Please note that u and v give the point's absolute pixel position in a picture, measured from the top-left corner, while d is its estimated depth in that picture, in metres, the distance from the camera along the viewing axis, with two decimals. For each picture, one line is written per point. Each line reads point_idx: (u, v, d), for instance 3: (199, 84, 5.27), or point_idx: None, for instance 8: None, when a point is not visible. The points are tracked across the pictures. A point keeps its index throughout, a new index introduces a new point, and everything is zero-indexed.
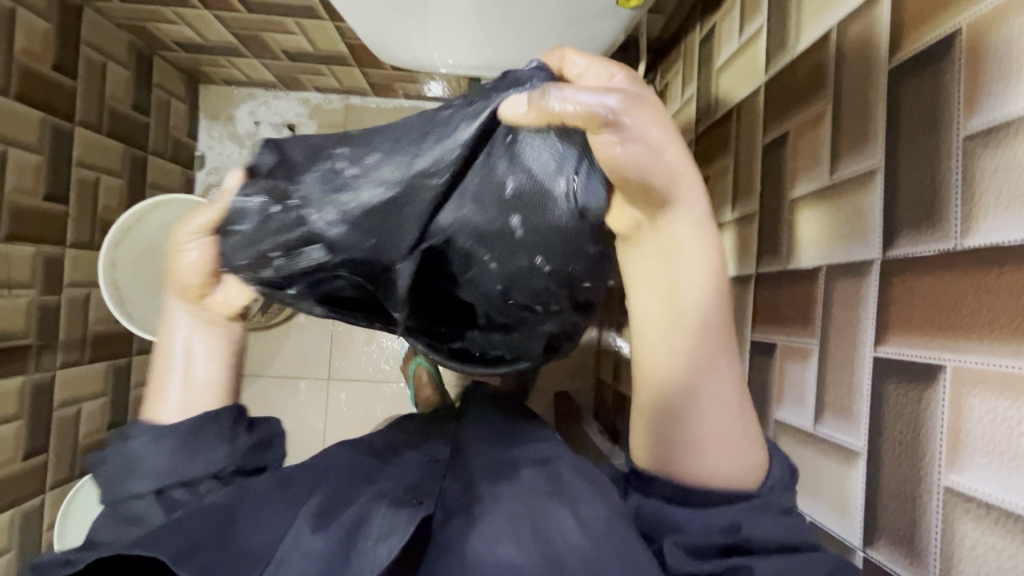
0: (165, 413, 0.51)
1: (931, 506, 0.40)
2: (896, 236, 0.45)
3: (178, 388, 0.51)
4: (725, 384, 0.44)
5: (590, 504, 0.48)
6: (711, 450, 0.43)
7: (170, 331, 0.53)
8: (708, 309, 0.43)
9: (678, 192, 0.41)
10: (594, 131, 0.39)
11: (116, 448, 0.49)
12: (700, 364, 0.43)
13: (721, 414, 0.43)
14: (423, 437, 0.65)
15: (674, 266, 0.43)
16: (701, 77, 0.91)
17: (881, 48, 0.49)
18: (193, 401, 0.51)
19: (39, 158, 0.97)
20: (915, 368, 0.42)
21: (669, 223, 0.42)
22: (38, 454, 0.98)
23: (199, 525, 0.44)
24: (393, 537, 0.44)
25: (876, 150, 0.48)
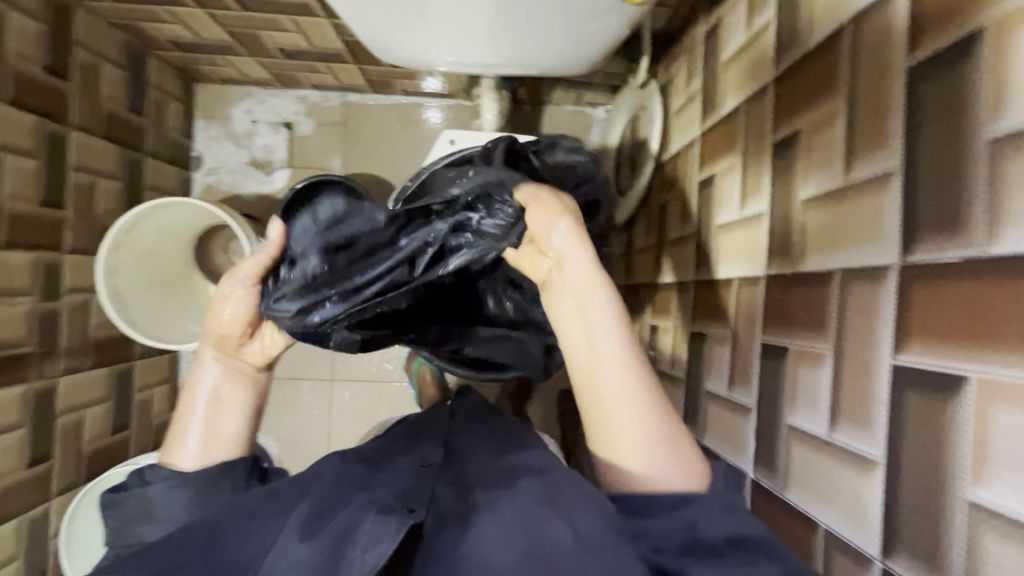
0: (183, 457, 0.61)
1: (955, 520, 0.39)
2: (916, 240, 0.44)
3: (199, 431, 0.63)
4: (637, 388, 0.55)
5: (587, 513, 0.47)
6: (654, 457, 0.53)
7: (195, 384, 0.66)
8: (625, 336, 0.56)
9: (580, 253, 0.59)
10: (536, 210, 0.62)
11: (135, 493, 0.56)
12: (619, 367, 0.55)
13: (646, 420, 0.54)
14: (412, 442, 0.65)
15: (592, 313, 0.57)
16: (706, 71, 0.89)
17: (900, 44, 0.47)
18: (215, 445, 0.63)
19: (35, 163, 0.96)
20: (936, 378, 0.41)
21: (569, 266, 0.59)
22: (42, 461, 0.98)
23: (188, 544, 0.46)
24: (381, 545, 0.43)
25: (893, 151, 0.47)
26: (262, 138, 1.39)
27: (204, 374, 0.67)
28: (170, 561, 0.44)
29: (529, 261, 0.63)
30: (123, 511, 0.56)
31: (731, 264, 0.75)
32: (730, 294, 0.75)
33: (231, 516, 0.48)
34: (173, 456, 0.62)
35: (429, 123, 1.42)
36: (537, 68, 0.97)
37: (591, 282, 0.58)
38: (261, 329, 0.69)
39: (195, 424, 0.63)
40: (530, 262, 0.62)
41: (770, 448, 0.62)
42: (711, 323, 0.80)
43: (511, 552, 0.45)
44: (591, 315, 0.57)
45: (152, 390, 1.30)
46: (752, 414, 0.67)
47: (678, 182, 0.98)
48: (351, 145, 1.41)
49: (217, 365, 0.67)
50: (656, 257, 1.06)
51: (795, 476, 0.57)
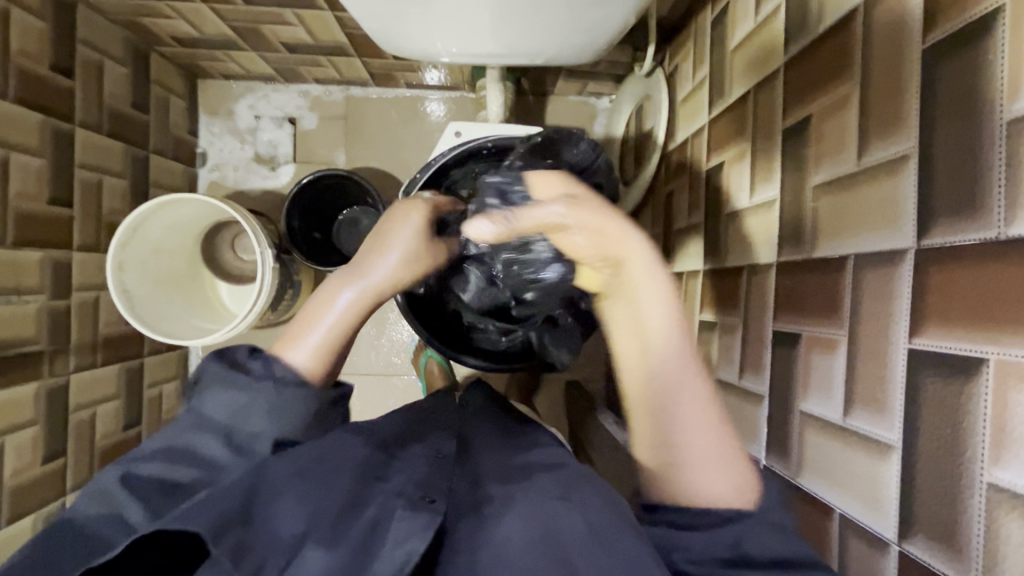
0: (296, 355, 0.60)
1: (973, 502, 0.39)
2: (933, 224, 0.43)
3: (314, 339, 0.61)
4: (698, 393, 0.53)
5: (606, 512, 0.48)
6: (703, 472, 0.51)
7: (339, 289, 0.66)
8: (683, 343, 0.54)
9: (626, 245, 0.54)
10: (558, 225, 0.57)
11: (264, 382, 0.55)
12: (677, 366, 0.54)
13: (705, 435, 0.52)
14: (428, 429, 0.65)
15: (651, 313, 0.55)
16: (713, 59, 0.88)
17: (915, 25, 0.47)
18: (327, 365, 0.61)
19: (41, 161, 0.96)
20: (953, 361, 0.41)
21: (629, 275, 0.55)
22: (56, 458, 0.99)
23: (228, 498, 0.44)
24: (412, 541, 0.45)
25: (908, 135, 0.47)
26: (266, 134, 1.39)
27: (346, 292, 0.65)
28: (219, 515, 0.43)
29: (582, 276, 0.61)
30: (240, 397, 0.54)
31: (742, 252, 0.75)
32: (741, 282, 0.74)
33: (274, 483, 0.48)
34: (292, 352, 0.60)
35: (433, 116, 1.41)
36: (543, 59, 0.97)
37: (649, 279, 0.55)
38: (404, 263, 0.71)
39: (320, 333, 0.61)
40: (584, 277, 0.61)
41: (783, 435, 0.62)
42: (722, 311, 0.80)
43: (533, 536, 0.46)
44: (648, 314, 0.55)
45: (162, 386, 1.31)
46: (764, 401, 0.67)
47: (685, 171, 0.97)
48: (355, 139, 1.40)
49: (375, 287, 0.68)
50: (664, 247, 1.06)
51: (809, 462, 0.57)
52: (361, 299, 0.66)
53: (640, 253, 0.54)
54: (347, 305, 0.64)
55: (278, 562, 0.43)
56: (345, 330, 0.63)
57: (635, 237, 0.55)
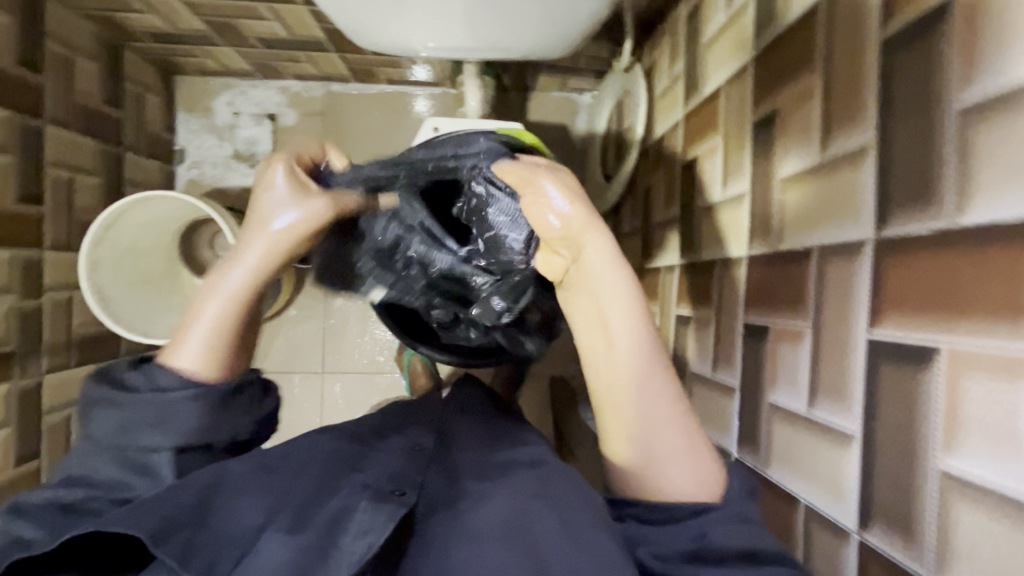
0: (184, 359, 0.56)
1: (927, 489, 0.40)
2: (890, 213, 0.44)
3: (199, 341, 0.56)
4: (663, 388, 0.54)
5: (578, 508, 0.48)
6: (673, 464, 0.52)
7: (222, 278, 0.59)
8: (652, 354, 0.55)
9: (591, 234, 0.57)
10: (535, 203, 0.58)
11: (144, 398, 0.52)
12: (634, 351, 0.55)
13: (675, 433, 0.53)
14: (407, 424, 0.65)
15: (614, 316, 0.56)
16: (688, 53, 0.88)
17: (874, 16, 0.47)
18: (218, 358, 0.57)
19: (9, 158, 0.94)
20: (909, 350, 0.41)
21: (587, 257, 0.57)
22: (29, 460, 0.97)
23: (179, 499, 0.44)
24: (373, 533, 0.42)
25: (867, 125, 0.47)
26: (244, 130, 1.38)
27: (236, 276, 0.59)
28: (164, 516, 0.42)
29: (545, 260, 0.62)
30: (124, 418, 0.52)
31: (716, 245, 0.75)
32: (714, 275, 0.75)
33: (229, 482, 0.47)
34: (177, 357, 0.56)
35: (414, 112, 1.40)
36: (519, 54, 0.96)
37: (608, 287, 0.56)
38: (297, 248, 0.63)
39: (200, 333, 0.56)
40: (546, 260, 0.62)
41: (754, 427, 0.63)
42: (697, 305, 0.80)
43: (501, 532, 0.45)
44: (609, 313, 0.56)
45: None
46: (735, 394, 0.67)
47: (663, 166, 0.98)
48: (335, 135, 1.39)
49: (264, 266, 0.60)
50: (643, 242, 1.06)
51: (777, 452, 0.58)
52: (251, 292, 0.59)
53: (602, 258, 0.56)
54: (235, 293, 0.59)
55: (232, 557, 0.42)
56: (233, 325, 0.58)
57: (604, 244, 0.56)
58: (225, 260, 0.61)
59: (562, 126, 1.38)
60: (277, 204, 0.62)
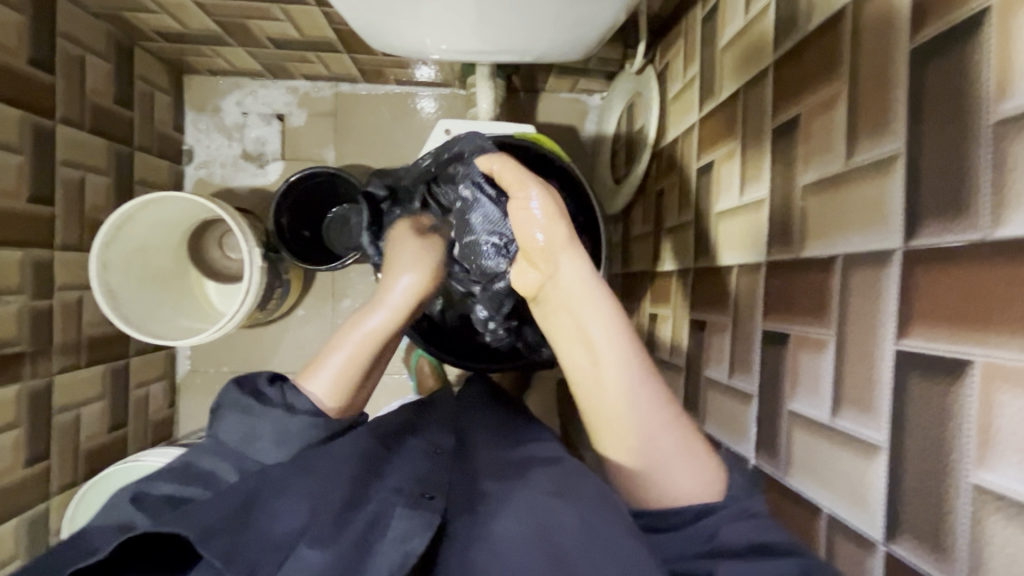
0: (317, 385, 0.64)
1: (958, 503, 0.39)
2: (920, 224, 0.43)
3: (330, 372, 0.65)
4: (648, 399, 0.55)
5: (599, 505, 0.48)
6: (674, 467, 0.53)
7: (361, 323, 0.70)
8: (631, 359, 0.57)
9: (566, 252, 0.61)
10: (519, 213, 0.64)
11: (268, 410, 0.55)
12: (615, 364, 0.57)
13: (659, 435, 0.55)
14: (425, 425, 0.65)
15: (591, 332, 0.59)
16: (703, 57, 0.88)
17: (903, 24, 0.47)
18: (345, 390, 0.65)
19: (21, 158, 0.94)
20: (940, 362, 0.41)
21: (561, 272, 0.61)
22: (39, 460, 0.97)
23: (222, 508, 0.44)
24: (413, 540, 0.43)
25: (896, 135, 0.46)
26: (253, 130, 1.37)
27: (372, 320, 0.71)
28: (210, 521, 0.42)
29: (519, 274, 0.65)
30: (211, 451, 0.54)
31: (733, 251, 0.74)
32: (730, 281, 0.74)
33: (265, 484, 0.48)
34: (311, 382, 0.64)
35: (423, 113, 1.40)
36: (533, 56, 0.96)
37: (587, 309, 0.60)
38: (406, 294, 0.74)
39: (335, 362, 0.66)
40: (521, 275, 0.65)
41: (772, 435, 0.62)
42: (712, 310, 0.80)
43: (525, 532, 0.46)
44: (591, 329, 0.59)
45: (149, 387, 1.29)
46: (753, 401, 0.67)
47: (676, 170, 0.97)
48: (344, 136, 1.39)
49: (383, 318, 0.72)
50: (654, 246, 1.06)
51: (797, 460, 0.58)
52: (377, 343, 0.70)
53: (574, 282, 0.61)
54: (365, 335, 0.69)
55: (275, 559, 0.42)
56: (356, 361, 0.67)
57: (573, 264, 0.61)
58: (358, 317, 0.72)
59: (572, 128, 1.38)
60: (397, 277, 0.75)
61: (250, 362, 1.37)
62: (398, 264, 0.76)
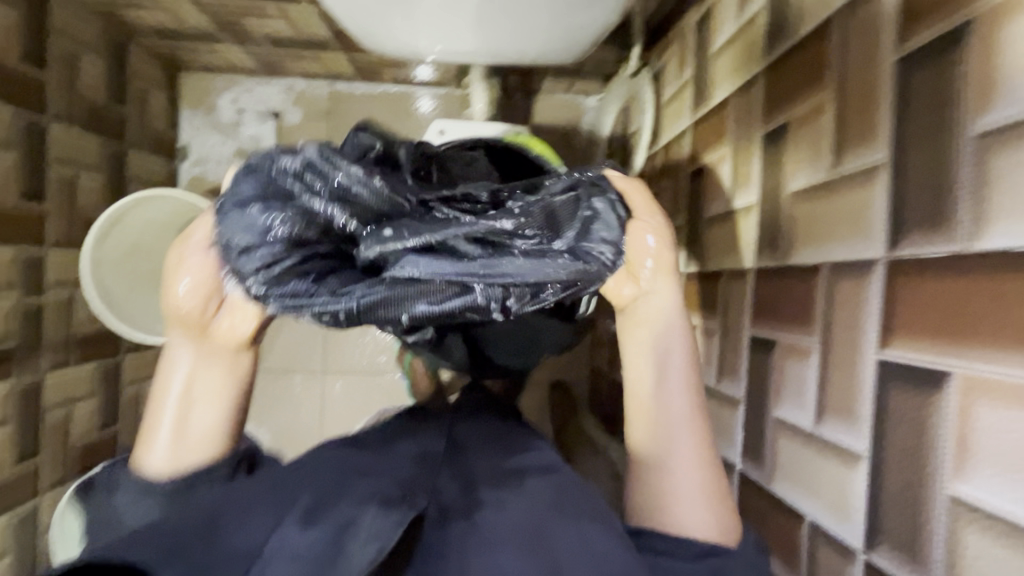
0: (153, 458, 0.51)
1: (935, 514, 0.40)
2: (903, 234, 0.43)
3: (172, 432, 0.52)
4: (699, 449, 0.53)
5: (596, 524, 0.48)
6: (694, 514, 0.50)
7: (170, 369, 0.53)
8: (693, 417, 0.53)
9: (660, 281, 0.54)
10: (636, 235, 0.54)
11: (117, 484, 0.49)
12: (681, 415, 0.53)
13: (691, 465, 0.52)
14: (420, 428, 0.63)
15: (665, 343, 0.55)
16: (697, 61, 0.88)
17: (890, 34, 0.47)
18: (184, 449, 0.52)
19: (12, 155, 0.93)
20: (920, 374, 0.41)
21: (644, 307, 0.55)
22: (30, 457, 0.97)
23: (181, 527, 0.43)
24: (381, 539, 0.43)
25: (881, 145, 0.46)
26: (248, 128, 1.37)
27: (177, 365, 0.53)
28: (171, 537, 0.43)
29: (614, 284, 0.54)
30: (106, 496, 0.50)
31: (723, 256, 0.74)
32: (720, 286, 0.74)
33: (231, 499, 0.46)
34: (147, 457, 0.51)
35: (419, 112, 1.40)
36: (527, 59, 0.96)
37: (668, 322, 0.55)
38: (228, 307, 0.53)
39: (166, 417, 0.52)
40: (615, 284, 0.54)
41: (758, 441, 0.62)
42: (702, 315, 0.80)
43: (514, 539, 0.46)
44: (670, 359, 0.55)
45: (141, 384, 1.29)
46: (740, 407, 0.67)
47: (669, 173, 0.97)
48: (339, 135, 1.38)
49: (191, 351, 0.54)
50: None
51: (781, 468, 0.58)
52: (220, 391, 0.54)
53: (657, 297, 0.55)
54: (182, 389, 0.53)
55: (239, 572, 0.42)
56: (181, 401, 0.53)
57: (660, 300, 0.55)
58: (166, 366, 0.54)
59: (567, 129, 1.38)
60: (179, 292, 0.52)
61: None
62: (169, 269, 0.53)
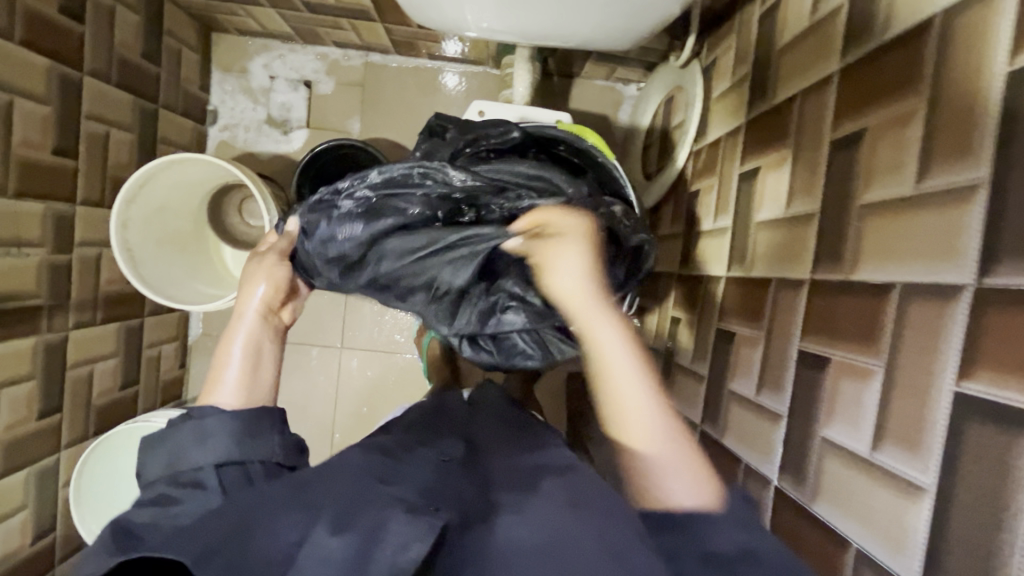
0: (222, 392, 0.61)
1: (1014, 560, 0.38)
2: (999, 262, 0.41)
3: (243, 382, 0.62)
4: (653, 411, 0.54)
5: (616, 524, 0.45)
6: (670, 475, 0.51)
7: (232, 341, 0.65)
8: (649, 397, 0.55)
9: (597, 321, 0.59)
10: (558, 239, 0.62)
11: (183, 424, 0.55)
12: (632, 387, 0.55)
13: (665, 440, 0.53)
14: (434, 437, 0.64)
15: (608, 342, 0.58)
16: (758, 55, 0.84)
17: (1001, 49, 0.43)
18: (256, 391, 0.63)
19: (46, 109, 0.92)
20: (1009, 413, 0.39)
21: (598, 341, 0.58)
22: (52, 414, 0.97)
23: (214, 528, 0.43)
24: (414, 547, 0.41)
25: (979, 163, 0.43)
26: (280, 95, 1.34)
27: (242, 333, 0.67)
28: (205, 542, 0.41)
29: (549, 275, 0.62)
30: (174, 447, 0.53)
31: (772, 264, 0.71)
32: (766, 294, 0.72)
33: (261, 507, 0.46)
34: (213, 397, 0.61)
35: (452, 90, 1.36)
36: (576, 42, 0.92)
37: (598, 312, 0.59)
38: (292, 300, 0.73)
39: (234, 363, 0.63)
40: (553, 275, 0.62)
41: (800, 459, 0.60)
42: (743, 321, 0.77)
43: (536, 548, 0.44)
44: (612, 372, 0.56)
45: (161, 347, 1.29)
46: (782, 421, 0.65)
47: (715, 171, 0.94)
48: (372, 108, 1.35)
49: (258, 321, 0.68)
50: (683, 247, 1.03)
51: (825, 489, 0.56)
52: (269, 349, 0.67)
53: (575, 273, 0.61)
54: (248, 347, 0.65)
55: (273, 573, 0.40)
56: (249, 357, 0.65)
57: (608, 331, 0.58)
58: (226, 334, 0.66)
59: (605, 118, 1.34)
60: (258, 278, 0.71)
61: None
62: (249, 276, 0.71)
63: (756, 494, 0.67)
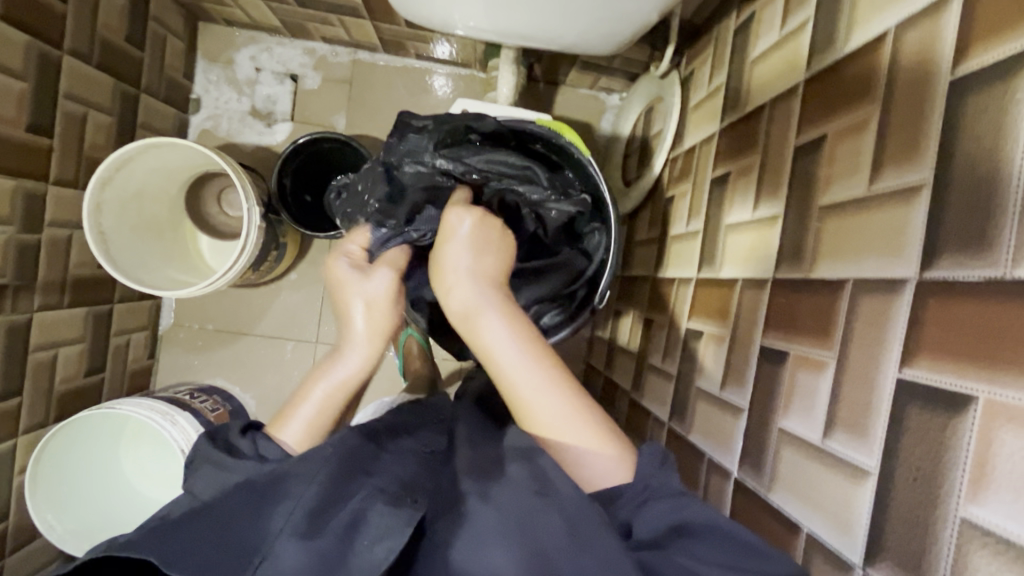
0: (287, 433, 0.57)
1: (944, 535, 0.41)
2: (938, 256, 0.44)
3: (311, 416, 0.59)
4: (550, 389, 0.56)
5: (582, 510, 0.47)
6: (597, 467, 0.54)
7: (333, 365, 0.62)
8: (541, 372, 0.56)
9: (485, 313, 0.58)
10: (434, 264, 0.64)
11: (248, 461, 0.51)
12: (525, 368, 0.56)
13: (568, 422, 0.55)
14: (419, 428, 0.65)
15: (493, 326, 0.58)
16: (731, 67, 0.87)
17: (942, 64, 0.47)
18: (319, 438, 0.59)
19: (22, 85, 0.90)
20: (944, 397, 0.42)
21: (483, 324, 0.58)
22: (11, 398, 0.95)
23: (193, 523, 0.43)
24: (390, 539, 0.43)
25: (923, 165, 0.47)
26: (265, 88, 1.34)
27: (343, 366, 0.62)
28: (183, 542, 0.41)
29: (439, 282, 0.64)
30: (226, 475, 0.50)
31: (739, 265, 0.74)
32: (732, 294, 0.74)
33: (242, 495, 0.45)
34: (282, 432, 0.57)
35: (436, 91, 1.38)
36: (561, 45, 0.94)
37: (484, 304, 0.59)
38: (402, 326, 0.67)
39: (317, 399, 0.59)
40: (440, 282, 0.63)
41: (759, 452, 0.62)
42: (712, 320, 0.79)
43: (509, 534, 0.45)
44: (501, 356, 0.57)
45: (130, 335, 1.26)
46: (743, 415, 0.67)
47: (689, 178, 0.97)
48: (356, 105, 1.36)
49: (360, 362, 0.62)
50: (658, 252, 1.06)
51: (780, 476, 0.58)
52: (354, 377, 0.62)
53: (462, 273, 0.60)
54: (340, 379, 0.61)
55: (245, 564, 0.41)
56: (335, 407, 0.60)
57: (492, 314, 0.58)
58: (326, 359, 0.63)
59: (587, 125, 1.37)
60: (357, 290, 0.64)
61: (236, 323, 1.35)
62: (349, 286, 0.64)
63: (718, 486, 0.69)
